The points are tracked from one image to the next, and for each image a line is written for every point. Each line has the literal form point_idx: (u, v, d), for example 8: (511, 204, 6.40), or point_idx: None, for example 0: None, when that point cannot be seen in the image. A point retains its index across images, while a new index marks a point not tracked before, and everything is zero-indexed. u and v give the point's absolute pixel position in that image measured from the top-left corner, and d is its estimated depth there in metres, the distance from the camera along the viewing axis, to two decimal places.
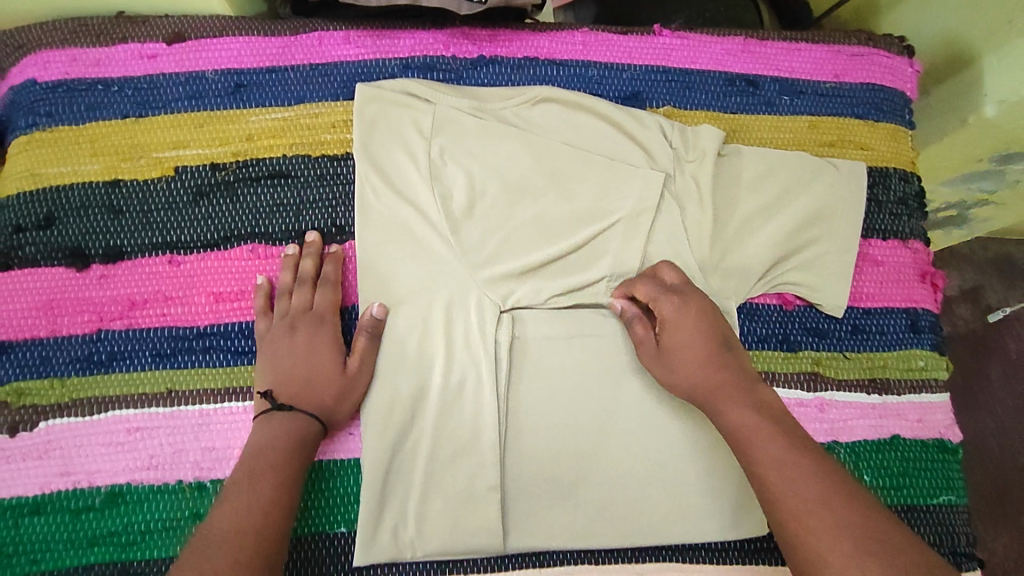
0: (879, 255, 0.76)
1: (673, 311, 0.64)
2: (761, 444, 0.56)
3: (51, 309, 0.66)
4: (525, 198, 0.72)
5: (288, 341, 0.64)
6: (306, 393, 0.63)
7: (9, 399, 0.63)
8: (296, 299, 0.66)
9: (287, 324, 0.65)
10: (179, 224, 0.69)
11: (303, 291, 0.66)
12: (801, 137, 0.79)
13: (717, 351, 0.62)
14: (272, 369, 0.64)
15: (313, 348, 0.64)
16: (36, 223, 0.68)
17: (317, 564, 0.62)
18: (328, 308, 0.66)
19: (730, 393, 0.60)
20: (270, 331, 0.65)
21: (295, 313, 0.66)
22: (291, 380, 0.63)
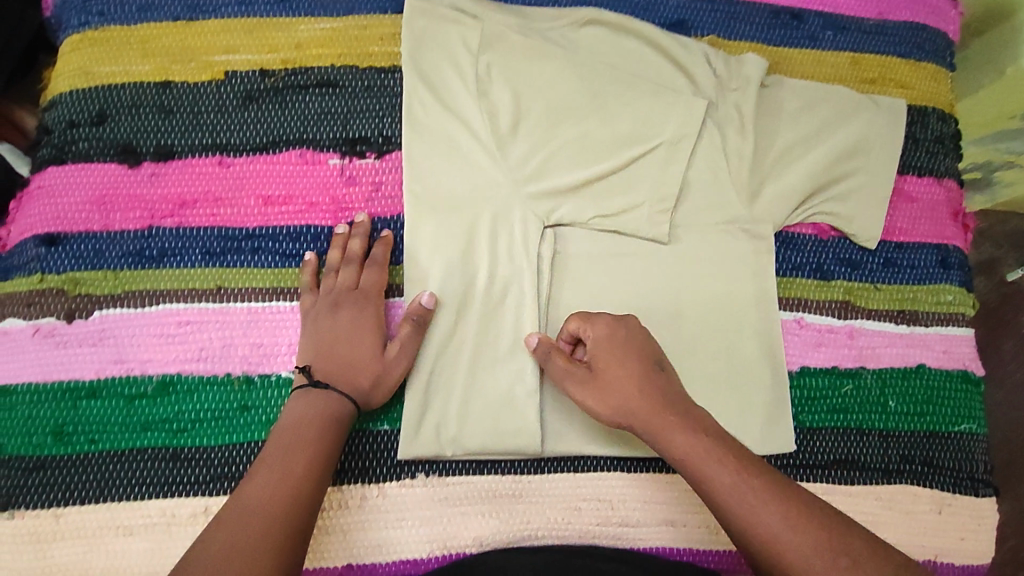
0: (914, 192, 0.77)
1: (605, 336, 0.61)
2: (718, 474, 0.55)
3: (103, 204, 0.67)
4: (568, 118, 0.71)
5: (331, 318, 0.64)
6: (343, 373, 0.62)
7: (65, 288, 0.65)
8: (342, 278, 0.65)
9: (332, 301, 0.64)
10: (228, 127, 0.69)
11: (350, 270, 0.65)
12: (842, 73, 0.79)
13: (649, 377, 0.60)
14: (312, 345, 0.63)
15: (355, 327, 0.63)
16: (90, 118, 0.69)
17: (363, 458, 0.64)
18: (373, 287, 0.65)
19: (673, 417, 0.58)
20: (314, 308, 0.65)
21: (340, 291, 0.65)
22: (330, 357, 0.62)
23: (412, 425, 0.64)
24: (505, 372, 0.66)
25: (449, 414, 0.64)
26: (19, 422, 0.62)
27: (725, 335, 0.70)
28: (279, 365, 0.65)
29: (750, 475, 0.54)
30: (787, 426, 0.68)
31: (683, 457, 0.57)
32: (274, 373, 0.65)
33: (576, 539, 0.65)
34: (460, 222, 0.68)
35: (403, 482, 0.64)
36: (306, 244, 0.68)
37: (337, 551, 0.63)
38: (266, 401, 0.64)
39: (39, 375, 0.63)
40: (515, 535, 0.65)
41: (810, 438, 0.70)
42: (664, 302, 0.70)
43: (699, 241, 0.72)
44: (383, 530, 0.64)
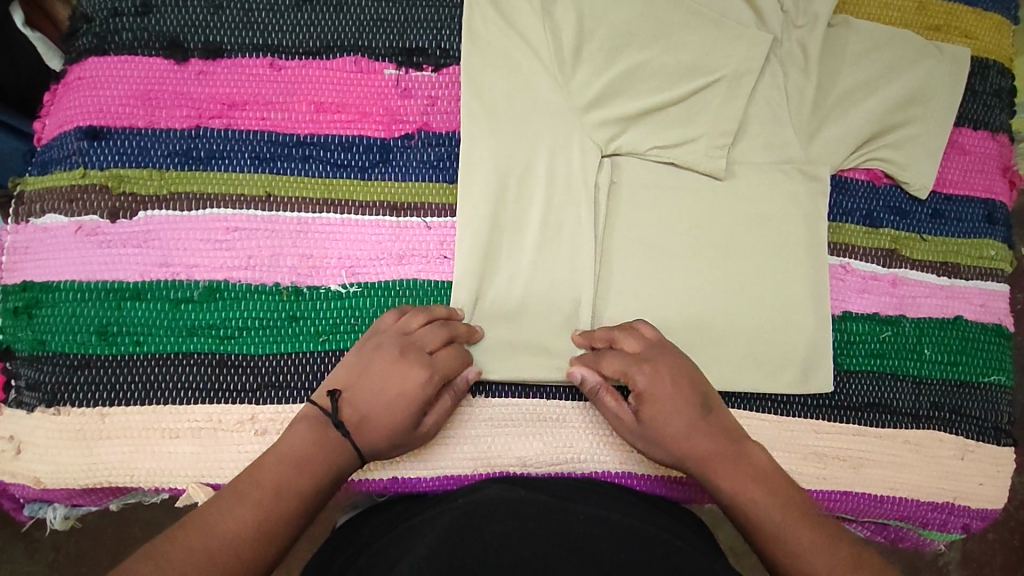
0: (967, 144, 0.76)
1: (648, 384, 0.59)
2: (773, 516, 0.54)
3: (148, 100, 0.64)
4: (631, 44, 0.69)
5: (388, 372, 0.57)
6: (369, 430, 0.56)
7: (109, 185, 0.63)
8: (426, 334, 0.59)
9: (397, 350, 0.58)
10: (281, 27, 0.67)
11: (437, 333, 0.59)
12: (908, 17, 0.77)
13: (702, 416, 0.58)
14: (347, 377, 0.58)
15: (406, 392, 0.56)
16: (134, 8, 0.65)
17: None
18: (443, 364, 0.59)
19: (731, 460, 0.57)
20: (376, 342, 0.59)
21: (410, 346, 0.58)
22: (366, 408, 0.56)
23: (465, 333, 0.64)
24: (557, 296, 0.66)
25: (502, 330, 0.65)
26: (63, 320, 0.61)
27: (774, 276, 0.70)
28: (329, 277, 0.64)
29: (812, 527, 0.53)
30: (827, 365, 0.69)
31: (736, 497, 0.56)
32: (324, 286, 0.64)
33: (615, 465, 0.66)
34: (519, 145, 0.67)
35: None
36: (359, 155, 0.66)
37: (382, 463, 0.64)
38: (315, 313, 0.63)
39: (83, 273, 0.61)
40: (557, 460, 0.65)
41: (846, 381, 0.71)
42: (716, 240, 0.70)
43: (754, 179, 0.71)
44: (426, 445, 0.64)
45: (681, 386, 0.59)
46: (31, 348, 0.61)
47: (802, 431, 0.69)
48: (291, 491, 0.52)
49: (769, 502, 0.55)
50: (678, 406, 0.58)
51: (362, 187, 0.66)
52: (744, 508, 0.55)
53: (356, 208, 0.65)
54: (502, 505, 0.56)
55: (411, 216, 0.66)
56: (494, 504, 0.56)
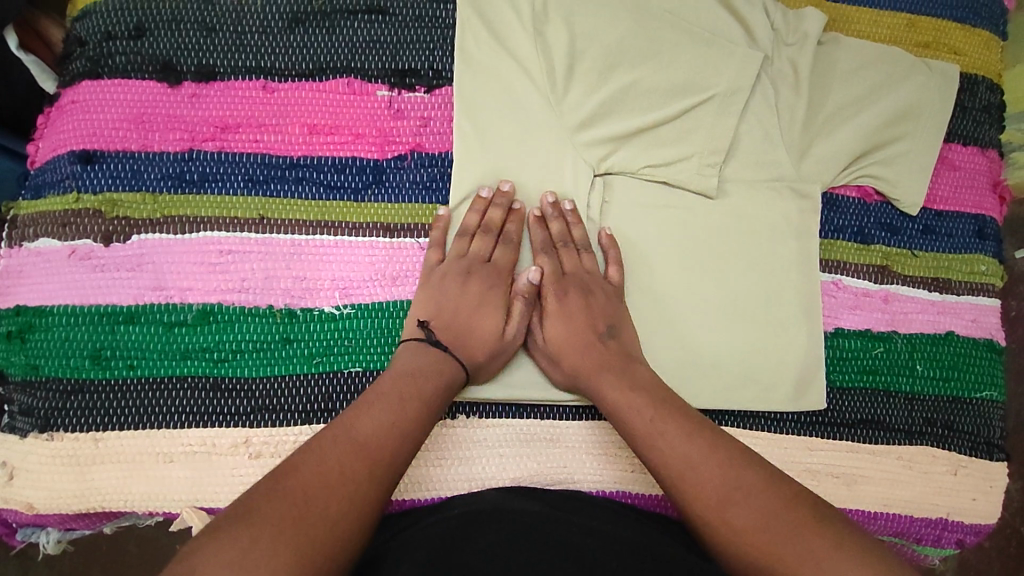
0: (957, 160, 0.77)
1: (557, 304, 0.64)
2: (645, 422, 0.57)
3: (141, 123, 0.64)
4: (623, 64, 0.69)
5: (458, 286, 0.63)
6: (463, 337, 0.61)
7: (102, 209, 0.63)
8: (477, 246, 0.65)
9: (463, 268, 0.64)
10: (273, 49, 0.67)
11: (485, 240, 0.65)
12: (898, 35, 0.78)
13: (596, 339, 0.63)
14: (428, 305, 0.62)
15: (480, 301, 0.63)
16: (127, 32, 0.65)
17: None
18: (505, 265, 0.65)
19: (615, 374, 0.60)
20: (436, 271, 0.64)
21: (472, 260, 0.64)
22: (454, 322, 0.61)
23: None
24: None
25: None
26: (55, 345, 0.61)
27: (767, 294, 0.70)
28: (324, 299, 0.64)
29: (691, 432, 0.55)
30: (821, 382, 0.70)
31: (618, 402, 0.59)
32: (318, 307, 0.64)
33: (610, 484, 0.66)
34: (513, 164, 0.67)
35: (444, 423, 0.65)
36: (352, 176, 0.66)
37: None
38: (309, 335, 0.63)
39: (77, 297, 0.61)
40: (552, 479, 0.65)
41: (838, 397, 0.71)
42: (709, 257, 0.70)
43: (746, 196, 0.71)
44: (422, 466, 0.64)
45: (591, 313, 0.64)
46: (25, 373, 0.61)
47: (796, 447, 0.70)
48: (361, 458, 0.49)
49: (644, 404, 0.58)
50: (565, 323, 0.63)
51: (356, 209, 0.66)
52: (628, 416, 0.58)
53: (350, 229, 0.65)
54: (495, 513, 0.56)
55: (405, 236, 0.66)
56: (487, 514, 0.56)
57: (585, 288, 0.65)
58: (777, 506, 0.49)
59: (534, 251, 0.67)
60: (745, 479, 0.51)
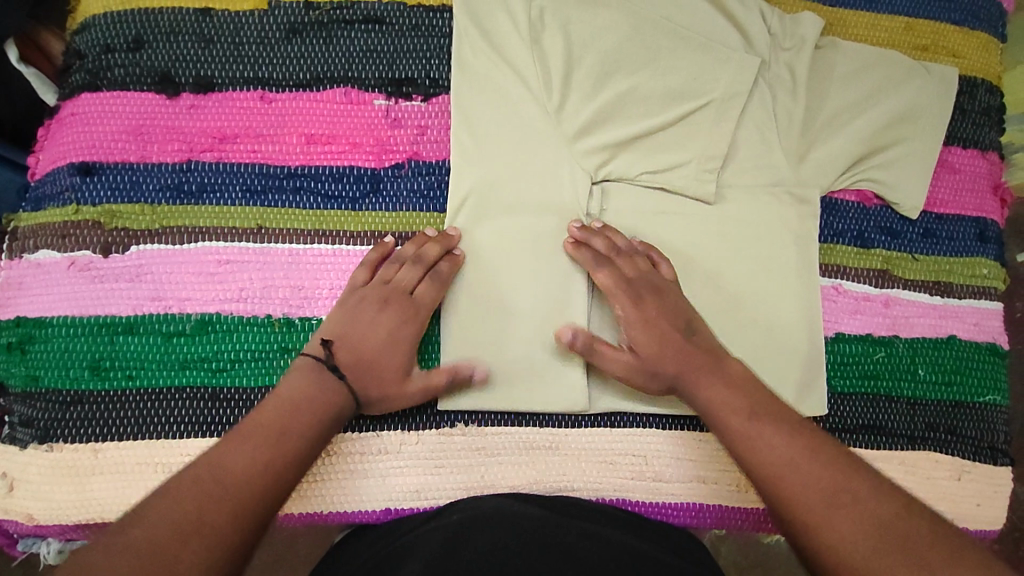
0: (957, 163, 0.76)
1: (632, 313, 0.62)
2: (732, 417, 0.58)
3: (140, 135, 0.64)
4: (619, 70, 0.70)
5: (372, 314, 0.61)
6: (367, 369, 0.59)
7: (101, 220, 0.63)
8: (403, 275, 0.63)
9: (381, 296, 0.61)
10: (271, 60, 0.67)
11: (412, 272, 0.63)
12: (896, 38, 0.77)
13: (680, 340, 0.62)
14: (338, 325, 0.61)
15: (394, 334, 0.61)
16: (126, 44, 0.66)
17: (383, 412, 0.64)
18: (426, 306, 0.62)
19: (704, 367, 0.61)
20: (359, 291, 0.62)
21: (394, 288, 0.62)
22: (360, 345, 0.59)
23: (457, 340, 0.65)
24: (537, 334, 0.66)
25: (483, 360, 0.65)
26: (55, 356, 0.61)
27: (769, 298, 0.70)
28: (321, 308, 0.64)
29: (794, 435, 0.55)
30: (821, 388, 0.69)
31: (709, 405, 0.60)
32: (315, 317, 0.64)
33: (609, 492, 0.65)
34: (508, 173, 0.67)
35: (442, 431, 0.65)
36: (349, 185, 0.67)
37: (375, 493, 0.64)
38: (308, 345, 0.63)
39: (75, 308, 0.62)
40: (551, 486, 0.65)
41: (840, 403, 0.70)
42: (706, 262, 0.70)
43: (745, 201, 0.71)
44: (419, 475, 0.64)
45: (667, 315, 0.63)
46: (25, 385, 0.61)
47: None
48: (238, 505, 0.48)
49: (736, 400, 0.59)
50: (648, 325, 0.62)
51: (353, 218, 0.66)
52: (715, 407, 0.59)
53: (348, 238, 0.66)
54: (496, 517, 0.56)
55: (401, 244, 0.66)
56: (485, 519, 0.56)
57: (657, 293, 0.63)
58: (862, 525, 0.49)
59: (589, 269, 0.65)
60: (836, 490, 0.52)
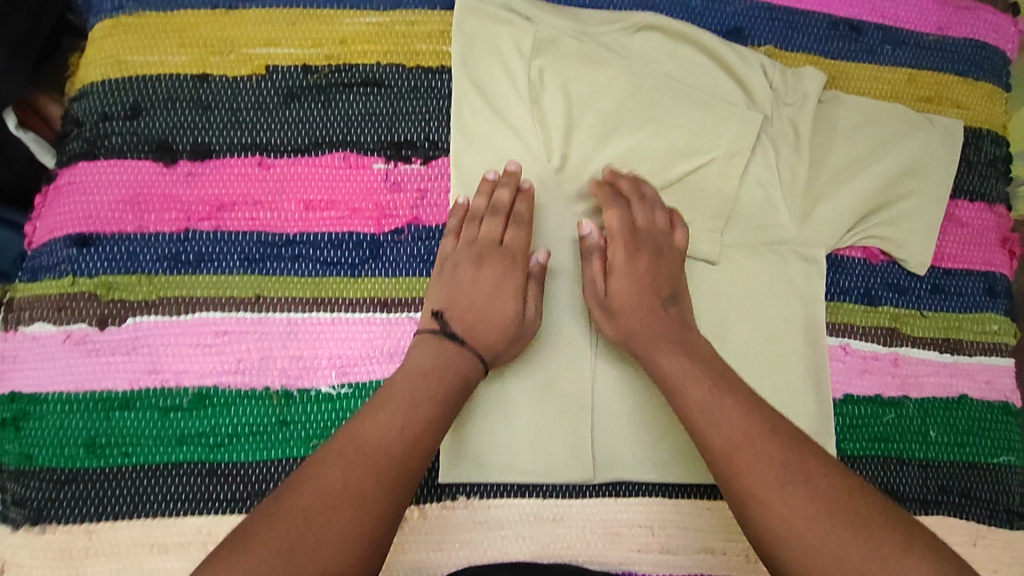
0: (964, 216, 0.75)
1: (625, 258, 0.63)
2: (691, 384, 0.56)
3: (137, 203, 0.64)
4: (620, 129, 0.70)
5: (472, 272, 0.63)
6: (476, 322, 0.61)
7: (97, 292, 0.62)
8: (485, 230, 0.64)
9: (473, 254, 0.63)
10: (269, 125, 0.66)
11: (494, 222, 0.64)
12: (898, 90, 0.76)
13: (658, 305, 0.62)
14: (443, 296, 0.62)
15: (495, 286, 0.62)
16: (123, 112, 0.65)
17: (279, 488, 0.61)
18: (518, 247, 0.64)
19: (667, 339, 0.60)
20: (449, 257, 0.64)
21: (482, 245, 0.64)
22: (466, 315, 0.61)
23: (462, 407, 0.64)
24: (541, 402, 0.65)
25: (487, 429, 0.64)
26: (49, 434, 0.60)
27: (775, 361, 0.69)
28: (320, 378, 0.63)
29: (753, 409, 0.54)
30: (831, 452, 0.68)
31: (667, 371, 0.58)
32: (314, 388, 0.63)
33: (615, 564, 0.64)
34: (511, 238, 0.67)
35: (444, 504, 0.64)
36: (348, 252, 0.66)
37: None
38: (306, 417, 0.62)
39: (71, 384, 0.61)
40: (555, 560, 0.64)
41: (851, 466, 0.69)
42: (711, 324, 0.69)
43: (749, 261, 0.70)
44: (421, 552, 0.63)
45: (658, 276, 0.63)
46: (18, 463, 0.60)
47: None
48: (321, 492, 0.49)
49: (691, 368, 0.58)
50: (633, 279, 0.63)
51: (353, 284, 0.65)
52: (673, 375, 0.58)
53: (347, 305, 0.65)
54: None
55: (402, 311, 0.65)
56: None
57: (659, 250, 0.64)
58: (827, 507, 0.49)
59: (601, 207, 0.66)
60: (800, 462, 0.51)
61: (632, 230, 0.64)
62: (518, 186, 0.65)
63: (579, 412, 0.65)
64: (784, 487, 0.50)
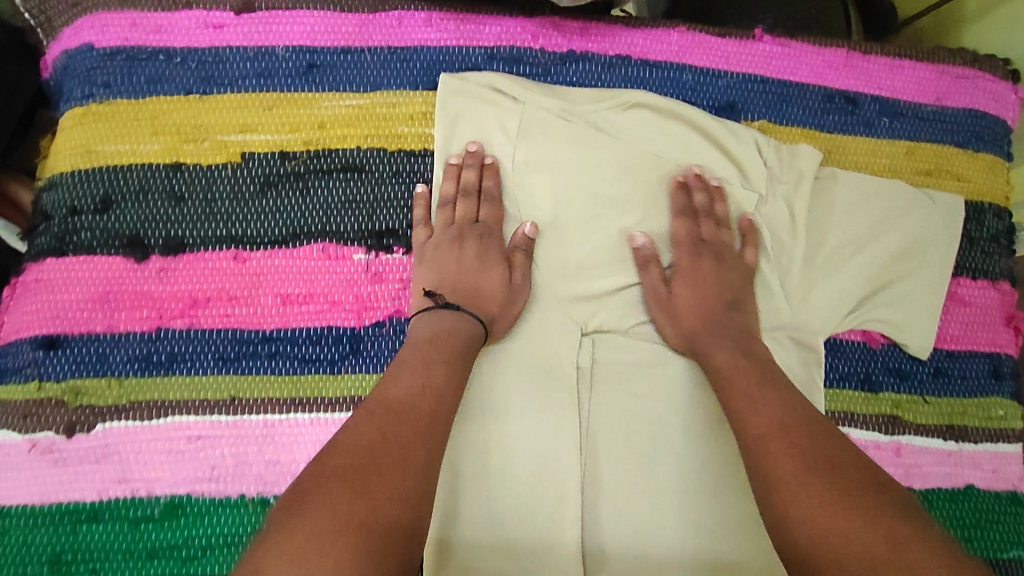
0: (967, 295, 0.73)
1: (690, 264, 0.66)
2: (735, 379, 0.59)
3: (106, 302, 0.61)
4: (609, 210, 0.68)
5: (455, 249, 0.64)
6: (472, 299, 0.62)
7: (65, 398, 0.60)
8: (461, 211, 0.66)
9: (453, 235, 0.65)
10: (244, 217, 0.64)
11: (468, 204, 0.66)
12: (898, 164, 0.73)
13: (722, 310, 0.65)
14: (432, 274, 0.63)
15: (479, 261, 0.64)
16: (92, 205, 0.63)
17: None
18: (494, 223, 0.66)
19: (722, 340, 0.62)
20: (427, 245, 0.65)
21: (461, 224, 0.65)
22: (460, 285, 0.63)
23: (444, 507, 0.62)
24: (527, 505, 0.63)
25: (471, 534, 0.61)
26: (13, 551, 0.57)
27: None
28: None
29: (789, 405, 0.55)
30: None
31: (718, 365, 0.61)
32: None
33: None
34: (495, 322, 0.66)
35: None
36: (327, 347, 0.63)
37: None
38: None
39: (37, 495, 0.58)
40: None
41: None
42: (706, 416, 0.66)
43: None
44: None
45: (719, 281, 0.66)
46: None
47: None
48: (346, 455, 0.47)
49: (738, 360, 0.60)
50: (695, 287, 0.66)
51: (332, 382, 0.63)
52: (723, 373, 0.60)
53: (326, 404, 0.62)
54: None
55: None
56: None
57: (718, 256, 0.67)
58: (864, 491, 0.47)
59: (670, 212, 0.69)
60: (835, 457, 0.50)
61: (698, 241, 0.67)
62: (484, 163, 0.67)
63: (569, 501, 0.63)
64: (807, 474, 0.49)
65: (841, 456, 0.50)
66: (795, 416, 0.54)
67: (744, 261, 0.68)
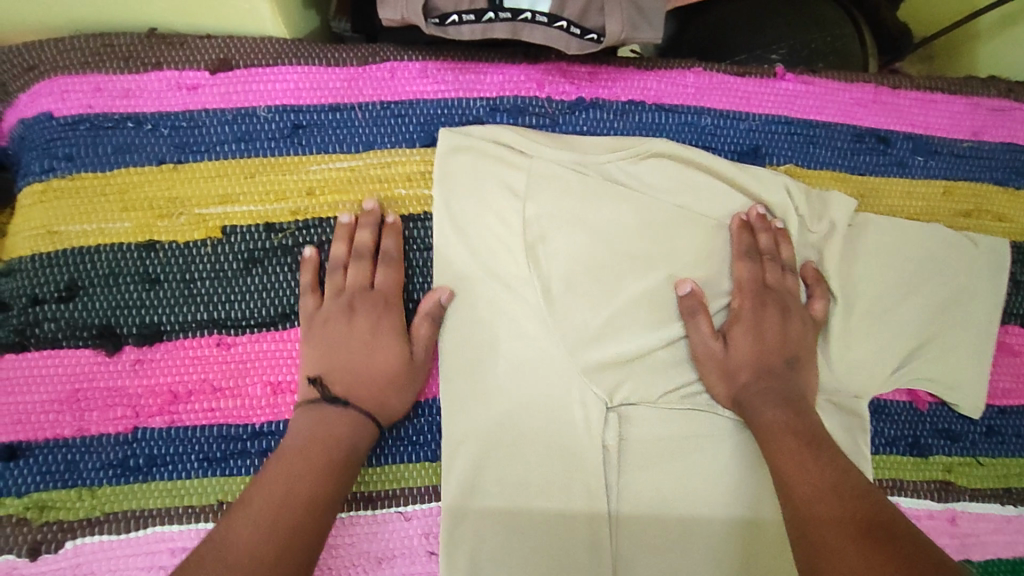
0: (1016, 344, 0.67)
1: (747, 315, 0.60)
2: (781, 446, 0.53)
3: (75, 402, 0.56)
4: (630, 270, 0.61)
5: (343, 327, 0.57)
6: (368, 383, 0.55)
7: (29, 515, 0.54)
8: (353, 276, 0.58)
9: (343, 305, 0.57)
10: (228, 298, 0.58)
11: (361, 267, 0.58)
12: (935, 206, 0.68)
13: (781, 369, 0.59)
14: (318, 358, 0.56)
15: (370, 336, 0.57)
16: (56, 293, 0.57)
17: None
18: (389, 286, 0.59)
19: (771, 395, 0.57)
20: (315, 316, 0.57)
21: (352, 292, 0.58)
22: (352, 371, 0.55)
23: None
24: None
25: None
26: None
27: None
28: None
29: (836, 472, 0.50)
30: None
31: (766, 427, 0.55)
32: None
33: None
34: (499, 365, 0.59)
35: None
36: None
37: None
38: None
39: None
40: None
41: None
42: (744, 495, 0.60)
43: None
44: None
45: (782, 336, 0.60)
46: None
47: None
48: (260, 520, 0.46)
49: (784, 423, 0.55)
50: (756, 341, 0.60)
51: None
52: (768, 436, 0.55)
53: None
54: None
55: (388, 506, 0.58)
56: None
57: (783, 307, 0.61)
58: (916, 550, 0.41)
59: (733, 256, 0.63)
60: (886, 522, 0.44)
61: (761, 287, 0.62)
62: (383, 222, 0.60)
63: (595, 538, 0.58)
64: (858, 540, 0.43)
65: (890, 519, 0.44)
66: (846, 483, 0.48)
67: (810, 311, 0.62)
